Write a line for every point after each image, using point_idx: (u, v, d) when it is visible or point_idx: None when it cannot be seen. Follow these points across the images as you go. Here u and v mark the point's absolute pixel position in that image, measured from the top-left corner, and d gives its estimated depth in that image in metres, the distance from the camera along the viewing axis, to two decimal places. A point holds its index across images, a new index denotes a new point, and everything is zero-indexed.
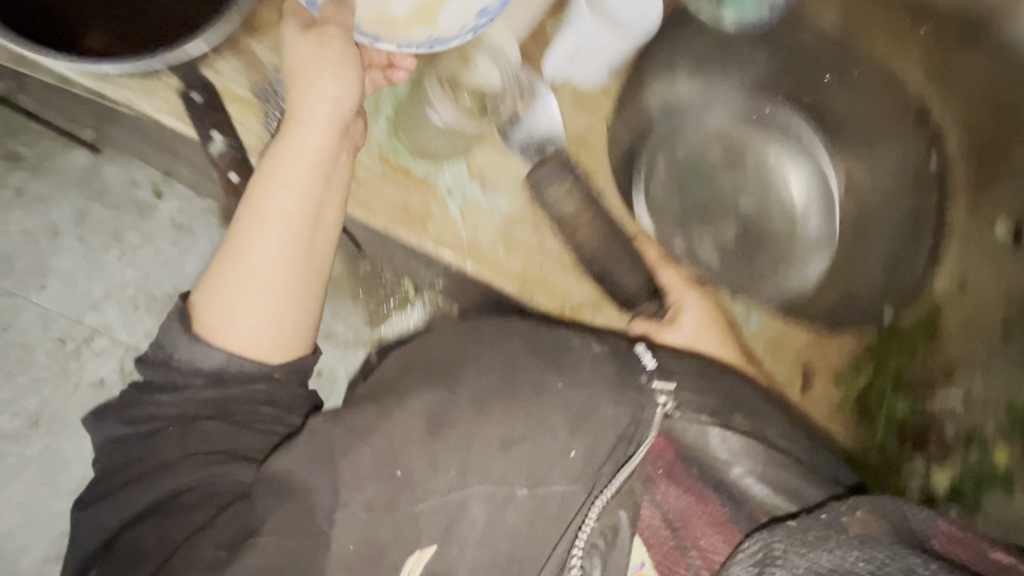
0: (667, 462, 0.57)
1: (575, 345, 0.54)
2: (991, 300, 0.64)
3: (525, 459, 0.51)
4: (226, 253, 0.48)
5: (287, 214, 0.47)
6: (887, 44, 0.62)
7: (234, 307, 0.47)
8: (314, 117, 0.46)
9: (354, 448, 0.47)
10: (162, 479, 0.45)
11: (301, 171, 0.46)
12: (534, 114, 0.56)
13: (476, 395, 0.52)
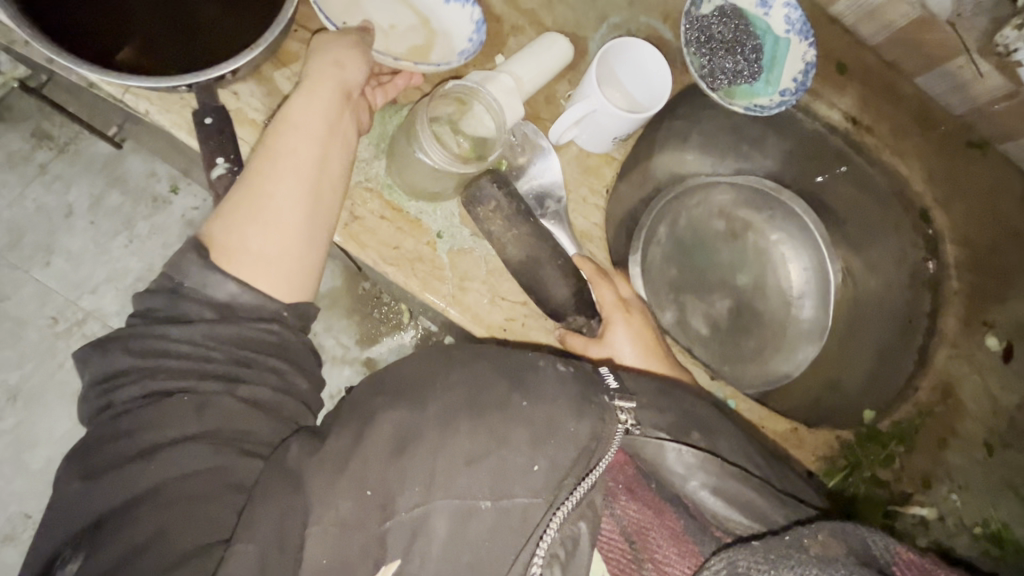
0: (628, 477, 0.50)
1: (541, 366, 0.48)
2: (983, 406, 0.66)
3: (490, 475, 0.42)
4: (236, 191, 0.47)
5: (299, 152, 0.48)
6: (896, 147, 0.68)
7: (241, 239, 0.45)
8: (325, 73, 0.50)
9: (325, 471, 0.41)
10: (166, 458, 0.39)
11: (315, 115, 0.49)
12: (533, 167, 0.58)
13: (443, 410, 0.43)
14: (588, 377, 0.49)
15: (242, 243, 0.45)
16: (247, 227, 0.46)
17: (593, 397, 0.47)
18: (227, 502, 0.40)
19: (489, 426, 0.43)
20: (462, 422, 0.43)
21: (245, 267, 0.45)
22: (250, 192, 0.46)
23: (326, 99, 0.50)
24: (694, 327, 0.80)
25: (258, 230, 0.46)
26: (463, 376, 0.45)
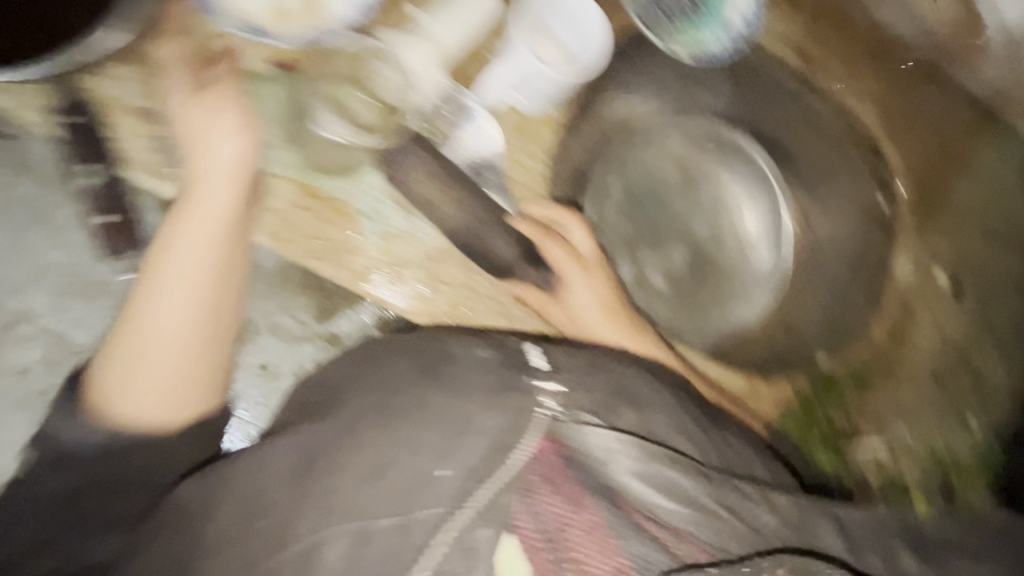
0: (550, 464, 0.48)
1: (457, 354, 0.54)
2: (932, 343, 0.75)
3: (403, 483, 0.47)
4: (128, 328, 0.55)
5: (182, 270, 0.54)
6: (846, 78, 0.69)
7: (131, 379, 0.54)
8: (213, 179, 0.55)
9: (274, 460, 0.50)
10: (108, 524, 0.55)
11: (195, 233, 0.54)
12: (467, 133, 0.59)
13: (355, 416, 0.50)
14: (511, 359, 0.54)
15: (124, 381, 0.54)
16: (129, 342, 0.54)
17: (514, 380, 0.52)
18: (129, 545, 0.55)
19: (396, 434, 0.48)
20: (365, 435, 0.49)
21: (133, 403, 0.54)
22: (135, 308, 0.55)
23: (206, 198, 0.55)
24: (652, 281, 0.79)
25: (142, 391, 0.54)
26: (373, 401, 0.51)
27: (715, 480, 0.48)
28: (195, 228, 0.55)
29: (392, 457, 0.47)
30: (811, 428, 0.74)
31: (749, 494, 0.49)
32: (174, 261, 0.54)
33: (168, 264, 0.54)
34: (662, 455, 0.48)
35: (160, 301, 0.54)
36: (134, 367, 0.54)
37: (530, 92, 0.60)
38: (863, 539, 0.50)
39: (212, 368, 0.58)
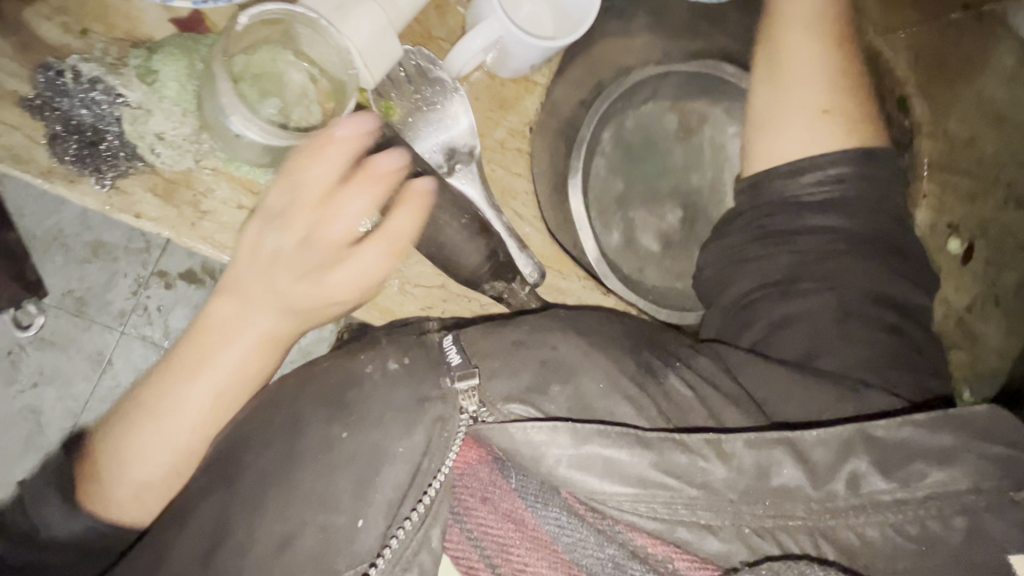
0: (480, 475, 0.53)
1: (369, 374, 0.54)
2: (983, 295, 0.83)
3: (312, 544, 0.50)
4: (161, 399, 0.55)
5: (216, 394, 0.55)
6: (884, 15, 0.75)
7: (137, 463, 0.55)
8: (257, 304, 0.55)
9: (209, 517, 0.51)
10: None
11: (234, 367, 0.56)
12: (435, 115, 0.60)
13: (270, 463, 0.51)
14: (429, 359, 0.55)
15: (126, 497, 0.56)
16: (139, 457, 0.55)
17: (426, 389, 0.53)
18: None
19: (308, 488, 0.51)
20: (273, 495, 0.51)
21: (138, 513, 0.57)
22: (154, 440, 0.55)
23: (258, 318, 0.55)
24: (643, 247, 0.74)
25: (141, 499, 0.56)
26: (277, 453, 0.51)
27: (658, 446, 0.51)
28: (224, 395, 0.56)
29: (301, 520, 0.50)
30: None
31: (692, 448, 0.51)
32: (203, 414, 0.55)
33: (191, 399, 0.55)
34: (593, 432, 0.50)
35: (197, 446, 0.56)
36: (138, 489, 0.56)
37: (506, 59, 0.61)
38: (833, 465, 0.52)
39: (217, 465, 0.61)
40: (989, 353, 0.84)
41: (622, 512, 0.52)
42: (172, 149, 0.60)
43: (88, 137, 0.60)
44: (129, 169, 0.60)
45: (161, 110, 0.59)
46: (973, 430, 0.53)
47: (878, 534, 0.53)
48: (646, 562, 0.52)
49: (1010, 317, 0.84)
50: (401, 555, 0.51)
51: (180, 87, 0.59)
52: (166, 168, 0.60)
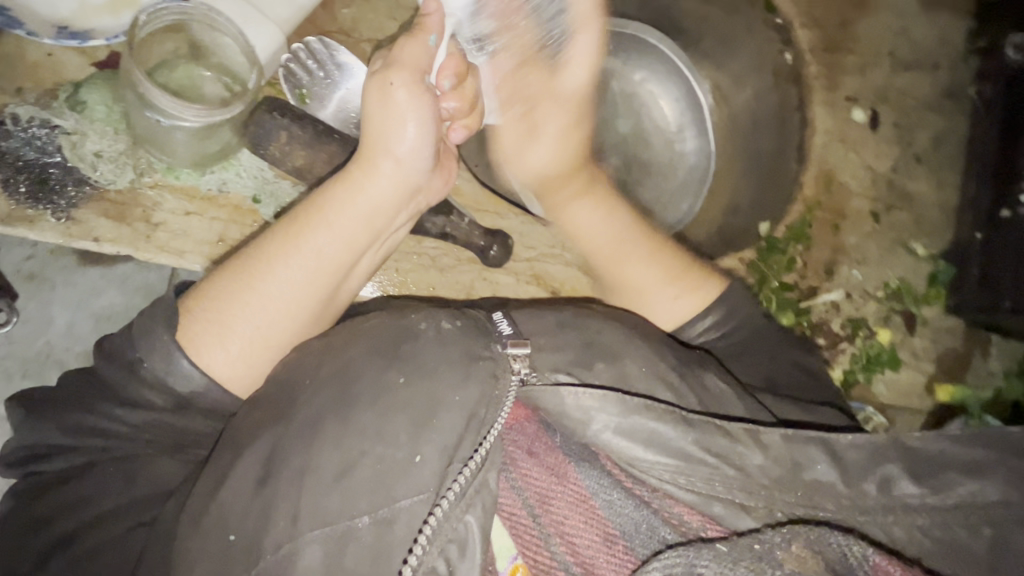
0: (531, 434, 0.58)
1: (423, 328, 0.59)
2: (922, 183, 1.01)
3: (373, 478, 0.52)
4: (277, 237, 0.64)
5: (326, 244, 0.64)
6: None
7: (247, 295, 0.62)
8: (381, 170, 0.66)
9: (285, 442, 0.54)
10: (85, 510, 0.57)
11: (347, 214, 0.65)
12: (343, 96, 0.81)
13: (338, 398, 0.55)
14: (479, 327, 0.60)
15: (213, 329, 0.60)
16: (239, 289, 0.62)
17: (479, 349, 0.58)
18: (133, 492, 0.59)
19: (368, 426, 0.54)
20: (332, 431, 0.53)
21: (219, 354, 0.60)
22: (256, 271, 0.62)
23: (371, 176, 0.66)
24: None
25: (225, 338, 0.60)
26: (335, 395, 0.55)
27: (700, 426, 0.54)
28: (326, 238, 0.64)
29: (362, 451, 0.53)
30: (759, 290, 0.96)
31: (731, 433, 0.55)
32: (309, 251, 0.64)
33: (306, 234, 0.64)
34: (639, 405, 0.54)
35: (291, 287, 0.63)
36: (229, 320, 0.61)
37: None
38: (866, 465, 0.55)
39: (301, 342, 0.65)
40: (929, 205, 1.01)
41: (661, 483, 0.55)
42: (111, 164, 0.76)
43: (36, 175, 0.74)
44: (78, 195, 0.75)
45: (92, 133, 0.76)
46: (1009, 447, 0.55)
47: (903, 534, 0.55)
48: (679, 531, 0.54)
49: (932, 168, 1.01)
50: (466, 491, 0.52)
51: (108, 111, 0.77)
52: (107, 184, 0.76)
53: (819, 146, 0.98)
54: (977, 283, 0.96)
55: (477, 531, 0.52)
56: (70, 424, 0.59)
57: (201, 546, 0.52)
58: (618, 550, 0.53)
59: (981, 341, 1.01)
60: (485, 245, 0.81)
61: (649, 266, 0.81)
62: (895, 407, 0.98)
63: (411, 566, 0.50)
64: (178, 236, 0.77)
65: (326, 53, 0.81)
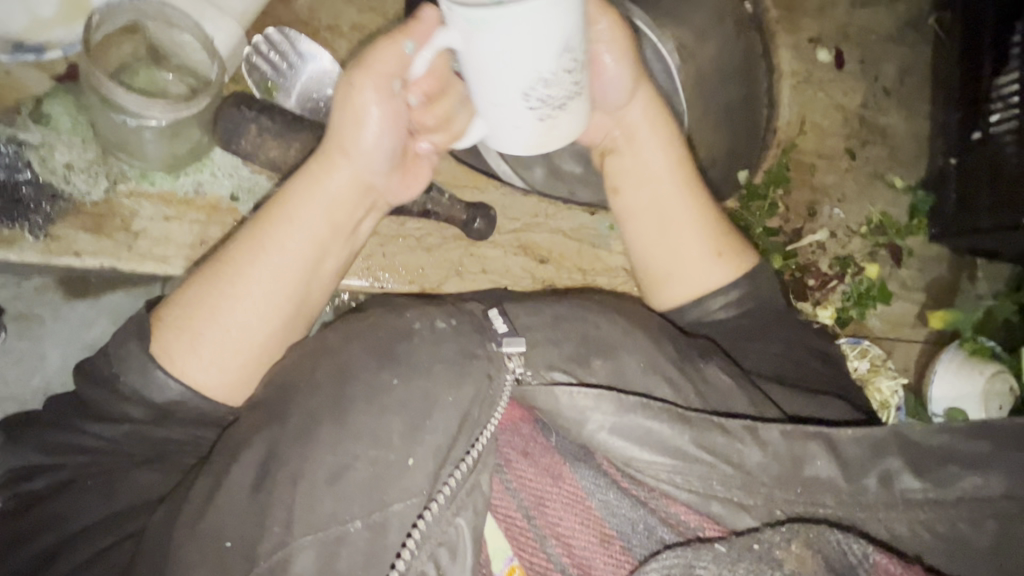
0: (526, 435, 0.57)
1: (417, 328, 0.58)
2: (895, 116, 1.06)
3: (365, 483, 0.52)
4: (243, 244, 0.63)
5: (291, 247, 0.63)
6: None
7: (217, 305, 0.61)
8: (343, 170, 0.64)
9: (278, 446, 0.53)
10: (72, 522, 0.58)
11: (310, 216, 0.64)
12: (310, 81, 0.79)
13: (331, 401, 0.54)
14: (474, 323, 0.59)
15: (185, 335, 0.60)
16: (208, 294, 0.62)
17: (475, 347, 0.57)
18: (115, 502, 0.59)
19: (360, 429, 0.53)
20: (326, 434, 0.53)
21: (192, 360, 0.60)
22: (224, 276, 0.62)
23: (331, 177, 0.64)
24: (565, 170, 0.90)
25: (196, 345, 0.60)
26: (328, 397, 0.54)
27: (697, 424, 0.54)
28: (286, 237, 0.63)
29: (354, 455, 0.52)
30: (745, 234, 0.97)
31: (729, 430, 0.54)
32: (275, 256, 0.63)
33: (272, 240, 0.63)
34: (635, 404, 0.53)
35: (256, 290, 0.62)
36: (199, 326, 0.60)
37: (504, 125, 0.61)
38: (867, 460, 0.54)
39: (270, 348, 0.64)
40: (902, 138, 1.06)
41: (658, 482, 0.54)
42: (84, 174, 0.74)
43: (8, 195, 0.72)
44: (54, 210, 0.74)
45: (63, 144, 0.74)
46: (1007, 438, 0.55)
47: (907, 531, 0.54)
48: (677, 531, 0.54)
49: (900, 98, 1.07)
50: (457, 494, 0.52)
51: (76, 121, 0.75)
52: (83, 195, 0.74)
53: (790, 92, 1.02)
54: (955, 207, 1.01)
55: (469, 534, 0.52)
56: (51, 444, 0.59)
57: (195, 552, 0.51)
58: (614, 551, 0.53)
59: (967, 266, 1.08)
60: (467, 218, 0.80)
61: (702, 223, 0.77)
62: (889, 338, 1.04)
63: (401, 570, 0.50)
64: (160, 241, 0.77)
65: (288, 42, 0.79)
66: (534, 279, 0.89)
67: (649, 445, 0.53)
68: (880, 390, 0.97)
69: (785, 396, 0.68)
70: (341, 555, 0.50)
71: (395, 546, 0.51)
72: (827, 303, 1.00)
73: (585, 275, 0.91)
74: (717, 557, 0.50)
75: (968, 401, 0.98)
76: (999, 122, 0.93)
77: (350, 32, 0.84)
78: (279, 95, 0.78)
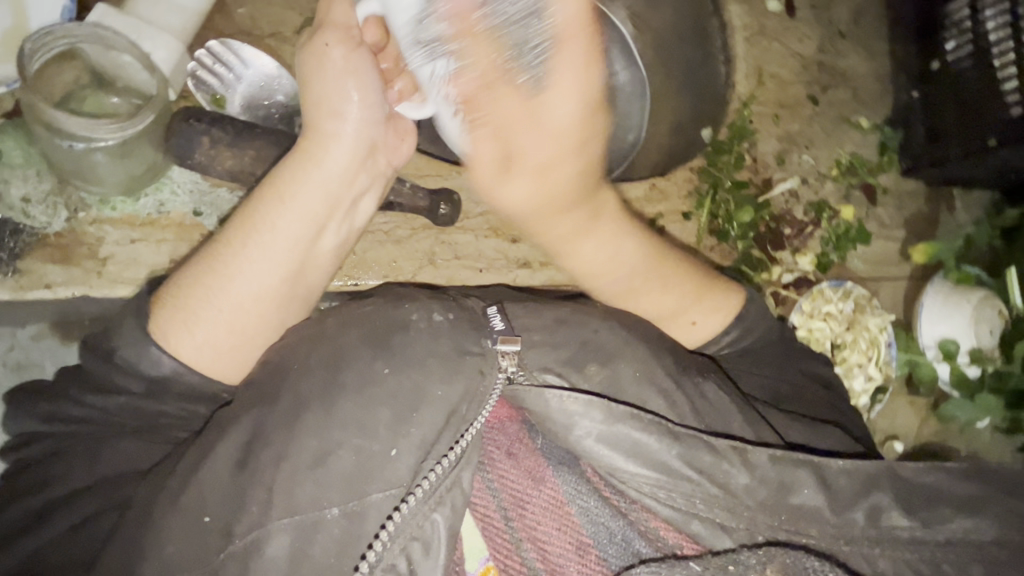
0: (512, 436, 0.57)
1: (415, 320, 0.58)
2: (859, 61, 1.07)
3: (348, 472, 0.52)
4: (239, 223, 0.63)
5: (289, 222, 0.63)
6: None
7: (212, 285, 0.61)
8: (338, 141, 0.65)
9: (263, 426, 0.53)
10: (56, 487, 0.58)
11: (307, 189, 0.64)
12: (258, 89, 0.80)
13: (321, 385, 0.54)
14: (473, 321, 0.59)
15: (178, 313, 0.60)
16: (204, 273, 0.62)
17: (469, 344, 0.57)
18: (99, 471, 0.59)
19: (347, 416, 0.53)
20: (312, 417, 0.53)
21: (184, 339, 0.60)
22: (221, 256, 0.62)
23: (323, 150, 0.64)
24: None
25: (189, 323, 0.60)
26: (319, 381, 0.54)
27: (687, 440, 0.53)
28: (281, 214, 0.63)
29: (338, 441, 0.52)
30: (715, 193, 0.98)
31: (718, 450, 0.53)
32: (272, 232, 0.63)
33: (270, 218, 0.63)
34: (625, 414, 0.53)
35: (251, 269, 0.62)
36: (193, 305, 0.60)
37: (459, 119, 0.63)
38: (856, 494, 0.53)
39: (268, 326, 0.64)
40: (864, 79, 1.06)
41: (642, 496, 0.53)
42: (43, 207, 0.78)
43: None
44: (19, 243, 0.78)
45: (17, 180, 0.77)
46: (1008, 486, 0.54)
47: (891, 568, 0.53)
48: (654, 546, 0.54)
49: (858, 41, 1.07)
50: (437, 490, 0.51)
51: (26, 154, 0.78)
52: (45, 227, 0.79)
53: (743, 46, 1.03)
54: (923, 138, 1.01)
55: (445, 529, 0.51)
56: (47, 413, 0.61)
57: (175, 524, 0.51)
58: (590, 560, 0.52)
59: (944, 198, 1.09)
60: (431, 206, 0.79)
61: (678, 280, 0.76)
62: (873, 278, 1.06)
63: (370, 562, 0.49)
64: (128, 264, 0.81)
65: (231, 53, 0.79)
66: (507, 258, 0.89)
67: (630, 457, 0.53)
68: (868, 328, 0.98)
69: (784, 423, 0.67)
70: (321, 544, 0.50)
71: (371, 536, 0.51)
72: (806, 251, 1.02)
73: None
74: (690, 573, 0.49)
75: (958, 325, 0.97)
76: (954, 50, 0.93)
77: (295, 36, 0.86)
78: (229, 103, 0.79)
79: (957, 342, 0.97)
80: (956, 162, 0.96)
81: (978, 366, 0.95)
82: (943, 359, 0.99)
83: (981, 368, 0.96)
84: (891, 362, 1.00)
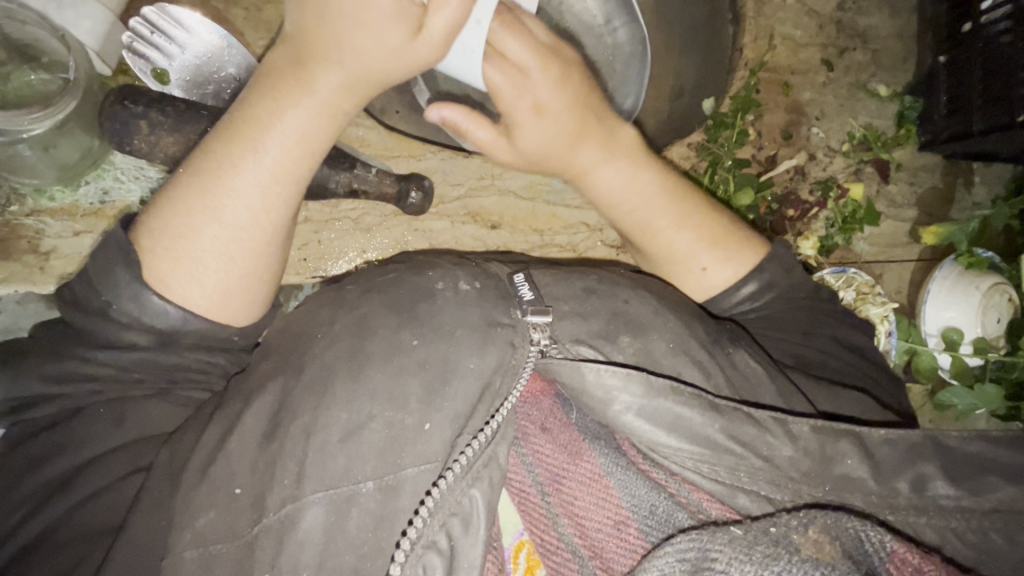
0: (546, 412, 0.56)
1: (439, 290, 0.56)
2: (885, 26, 1.09)
3: (376, 450, 0.50)
4: (229, 165, 0.59)
5: (285, 159, 0.60)
6: None
7: (209, 234, 0.58)
8: (332, 70, 0.58)
9: (295, 400, 0.52)
10: (69, 458, 0.57)
11: (306, 120, 0.59)
12: (206, 64, 0.79)
13: (350, 356, 0.52)
14: (500, 290, 0.57)
15: (182, 263, 0.58)
16: (199, 219, 0.58)
17: (497, 314, 0.55)
18: (112, 439, 0.58)
19: (377, 388, 0.51)
20: (341, 389, 0.51)
21: (196, 291, 0.58)
22: (211, 196, 0.59)
23: (317, 84, 0.59)
24: None
25: (198, 273, 0.58)
26: (344, 350, 0.53)
27: (727, 412, 0.52)
28: (273, 146, 0.59)
29: (368, 414, 0.51)
30: (714, 170, 1.02)
31: (761, 422, 0.52)
32: (269, 170, 0.59)
33: (262, 155, 0.59)
34: (665, 387, 0.51)
35: (244, 211, 0.59)
36: (199, 254, 0.58)
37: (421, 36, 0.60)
38: (899, 463, 0.52)
39: (274, 271, 0.64)
40: (885, 38, 1.09)
41: (682, 469, 0.52)
42: None
43: None
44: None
45: None
46: None
47: (938, 539, 0.52)
48: (697, 517, 0.52)
49: (883, 1, 1.09)
50: (474, 465, 0.50)
51: None
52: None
53: (753, 6, 1.04)
54: (945, 112, 1.02)
55: (482, 505, 0.50)
56: (50, 373, 0.58)
57: (206, 494, 0.51)
58: (629, 534, 0.51)
59: (962, 172, 1.11)
60: (401, 194, 0.85)
61: (682, 230, 0.75)
62: (878, 261, 1.10)
63: (411, 538, 0.48)
64: (73, 259, 0.83)
65: (169, 19, 0.77)
66: (484, 244, 0.95)
67: (672, 430, 0.52)
68: (869, 318, 1.02)
69: (821, 392, 0.66)
70: (355, 519, 0.49)
71: (401, 512, 0.50)
72: (810, 233, 1.05)
73: (540, 235, 0.98)
74: (732, 538, 0.48)
75: (964, 313, 1.00)
76: (990, 10, 0.93)
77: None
78: (172, 84, 0.78)
79: (960, 332, 0.99)
80: (980, 137, 0.98)
81: (980, 356, 0.98)
82: (945, 348, 1.01)
83: (983, 358, 0.98)
84: (889, 352, 1.04)
